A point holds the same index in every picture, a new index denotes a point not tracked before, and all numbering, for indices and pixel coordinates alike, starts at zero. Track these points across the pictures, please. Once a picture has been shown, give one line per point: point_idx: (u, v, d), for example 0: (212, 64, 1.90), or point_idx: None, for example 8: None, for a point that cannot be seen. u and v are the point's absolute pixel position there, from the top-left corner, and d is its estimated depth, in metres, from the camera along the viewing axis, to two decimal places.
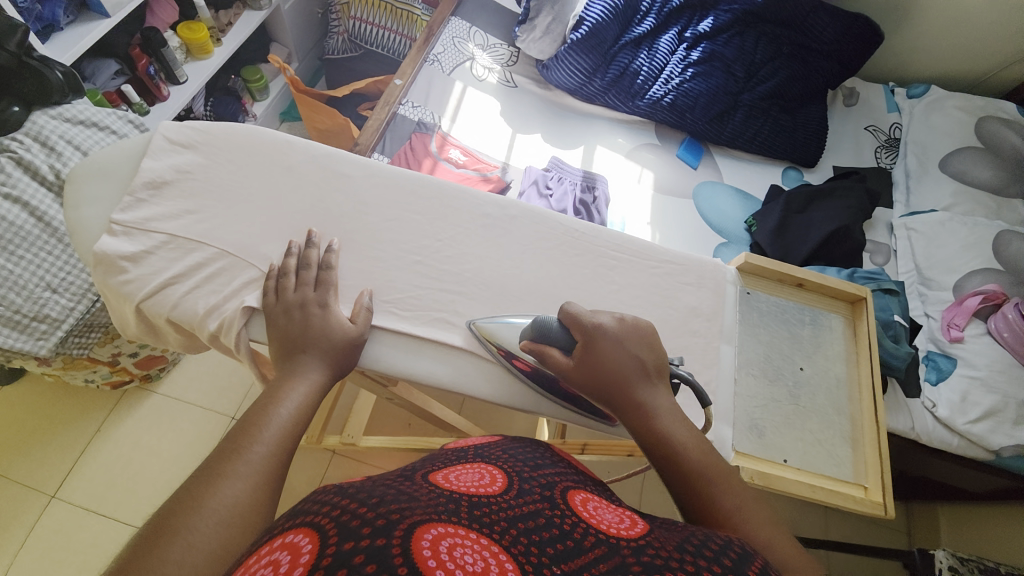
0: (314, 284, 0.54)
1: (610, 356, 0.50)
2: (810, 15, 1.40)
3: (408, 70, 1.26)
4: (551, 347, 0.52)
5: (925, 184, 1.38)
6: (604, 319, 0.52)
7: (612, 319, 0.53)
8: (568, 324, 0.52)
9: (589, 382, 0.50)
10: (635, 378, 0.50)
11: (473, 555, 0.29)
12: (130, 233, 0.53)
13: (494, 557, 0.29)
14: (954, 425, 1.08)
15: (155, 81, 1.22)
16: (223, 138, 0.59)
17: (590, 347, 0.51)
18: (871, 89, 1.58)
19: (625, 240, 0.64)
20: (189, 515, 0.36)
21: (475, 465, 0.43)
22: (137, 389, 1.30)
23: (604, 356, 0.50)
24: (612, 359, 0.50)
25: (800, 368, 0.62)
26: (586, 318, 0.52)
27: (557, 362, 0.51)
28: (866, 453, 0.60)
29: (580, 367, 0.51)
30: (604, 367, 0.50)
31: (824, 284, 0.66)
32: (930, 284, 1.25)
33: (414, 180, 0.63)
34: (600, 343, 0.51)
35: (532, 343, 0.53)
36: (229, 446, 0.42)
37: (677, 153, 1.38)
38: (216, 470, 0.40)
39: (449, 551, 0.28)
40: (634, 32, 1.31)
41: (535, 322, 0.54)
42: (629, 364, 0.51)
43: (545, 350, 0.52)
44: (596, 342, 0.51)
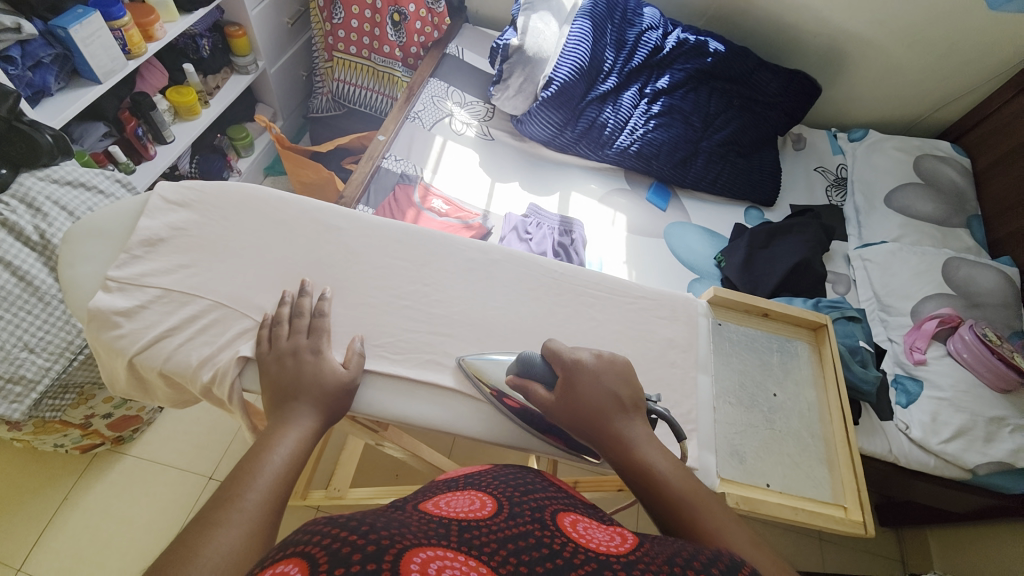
0: (306, 331, 0.55)
1: (590, 391, 0.53)
2: (755, 72, 1.53)
3: (390, 127, 1.34)
4: (533, 382, 0.54)
5: (874, 218, 1.50)
6: (584, 355, 0.56)
7: (591, 355, 0.56)
8: (550, 358, 0.56)
9: (571, 414, 0.53)
10: (614, 412, 0.53)
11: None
12: (125, 288, 0.54)
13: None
14: (928, 445, 1.12)
15: (142, 141, 1.26)
16: (218, 196, 0.62)
17: (571, 382, 0.54)
18: (816, 135, 1.73)
19: (600, 278, 0.68)
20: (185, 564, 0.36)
21: (465, 492, 0.49)
22: (107, 452, 1.24)
23: (584, 391, 0.53)
24: (591, 395, 0.53)
25: (773, 394, 0.66)
26: (565, 353, 0.56)
27: (540, 397, 0.54)
28: (843, 473, 0.62)
29: (561, 401, 0.53)
30: (584, 401, 0.53)
31: (788, 313, 0.70)
32: (890, 310, 1.33)
33: (401, 229, 0.66)
34: (581, 377, 0.54)
35: (517, 378, 0.56)
36: (222, 495, 0.42)
37: (646, 196, 1.47)
38: (211, 517, 0.40)
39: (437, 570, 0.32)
40: (599, 89, 1.42)
41: (519, 357, 0.57)
42: (607, 399, 0.53)
43: (528, 385, 0.55)
44: (576, 377, 0.54)
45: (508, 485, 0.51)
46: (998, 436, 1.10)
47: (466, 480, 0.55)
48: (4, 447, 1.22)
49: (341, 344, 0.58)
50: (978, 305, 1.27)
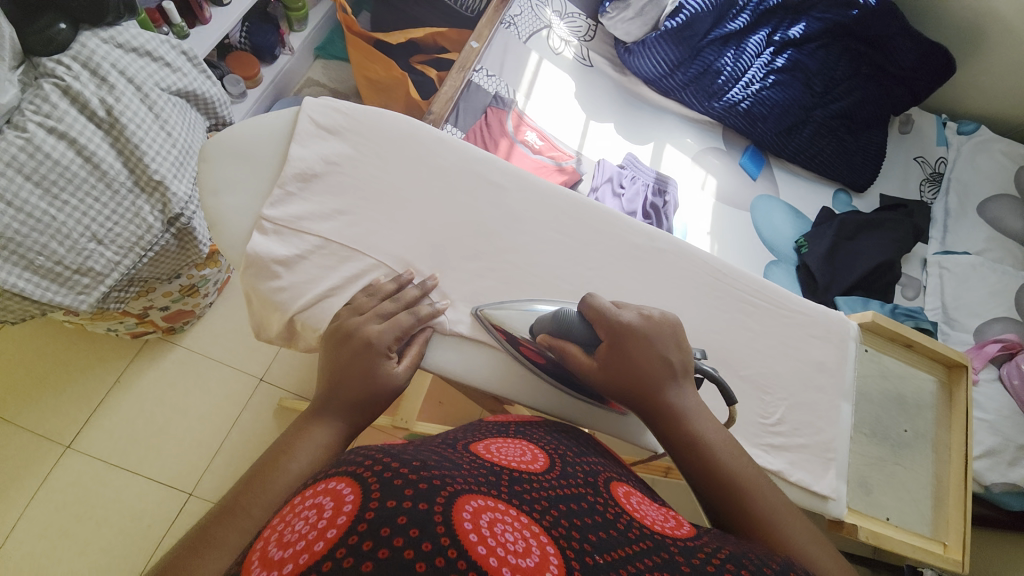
0: (383, 317, 0.46)
1: (636, 354, 0.47)
2: (897, 36, 1.34)
3: (485, 33, 1.16)
4: (570, 345, 0.48)
5: (962, 225, 1.42)
6: (630, 317, 0.48)
7: (640, 317, 0.48)
8: (590, 318, 0.48)
9: (615, 386, 0.47)
10: (662, 380, 0.47)
11: (513, 533, 0.32)
12: (280, 232, 0.47)
13: (534, 537, 0.32)
14: None
15: (200, 0, 1.07)
16: (372, 126, 0.52)
17: (618, 349, 0.47)
18: (925, 118, 1.58)
19: (763, 286, 0.63)
20: (203, 551, 0.33)
21: (517, 441, 0.46)
22: (159, 340, 1.22)
23: (630, 358, 0.47)
24: (637, 359, 0.47)
25: (903, 430, 0.65)
26: (611, 313, 0.48)
27: (577, 360, 0.47)
28: (948, 514, 0.64)
29: (602, 369, 0.47)
30: (632, 371, 0.46)
31: (934, 348, 0.68)
32: (954, 324, 1.32)
33: (565, 198, 0.58)
34: (627, 342, 0.47)
35: (550, 338, 0.49)
36: (232, 504, 0.36)
37: (739, 161, 1.35)
38: (235, 506, 0.36)
39: (490, 527, 0.31)
40: (726, 28, 1.24)
41: (556, 314, 0.50)
42: (654, 364, 0.47)
43: (564, 345, 0.48)
44: (624, 342, 0.47)
45: (559, 443, 0.48)
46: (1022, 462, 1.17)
47: (518, 429, 0.50)
48: (48, 320, 1.19)
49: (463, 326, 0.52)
50: None
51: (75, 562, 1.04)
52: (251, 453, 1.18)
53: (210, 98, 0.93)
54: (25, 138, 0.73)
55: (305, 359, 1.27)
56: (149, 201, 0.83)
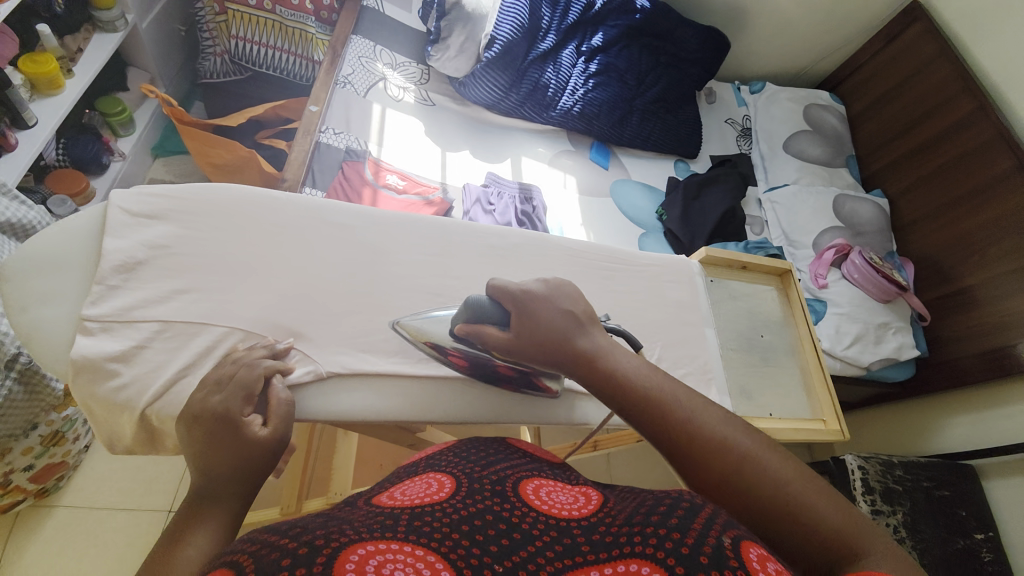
0: (241, 387, 0.46)
1: (541, 316, 0.52)
2: (677, 28, 1.60)
3: (322, 96, 1.19)
4: (486, 324, 0.53)
5: (777, 164, 1.69)
6: (530, 285, 0.54)
7: (538, 285, 0.54)
8: (497, 296, 0.54)
9: (532, 349, 0.52)
10: (572, 330, 0.52)
11: (403, 565, 0.32)
12: (110, 327, 0.47)
13: (424, 560, 0.33)
14: (835, 352, 1.35)
15: None
16: (197, 202, 0.53)
17: (523, 313, 0.53)
18: (723, 88, 1.87)
19: (612, 250, 0.71)
20: None
21: (423, 477, 0.48)
22: (28, 509, 1.04)
23: (537, 318, 0.52)
24: (543, 319, 0.52)
25: (762, 336, 0.77)
26: (511, 288, 0.54)
27: (492, 338, 0.53)
28: (820, 395, 0.75)
29: (517, 339, 0.53)
30: (542, 330, 0.52)
31: (761, 263, 0.80)
32: (796, 245, 1.55)
33: (412, 219, 0.63)
34: (531, 306, 0.53)
35: (467, 324, 0.55)
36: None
37: (590, 156, 1.51)
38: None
39: (376, 564, 0.31)
40: (539, 48, 1.38)
41: (467, 305, 0.56)
42: (561, 320, 0.52)
43: (480, 327, 0.54)
44: (529, 306, 0.53)
45: (466, 463, 0.51)
46: (885, 338, 1.37)
47: (426, 462, 0.54)
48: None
49: (337, 365, 0.54)
50: (862, 233, 1.53)
51: None
52: None
53: (29, 223, 0.85)
54: None
55: None
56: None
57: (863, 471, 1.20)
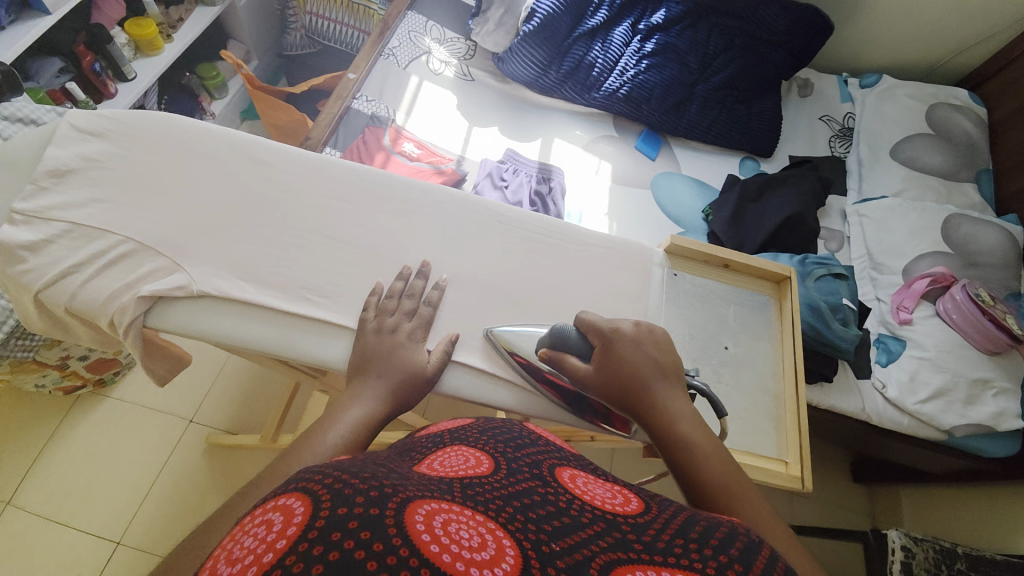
0: (133, 297, 0.50)
1: (626, 357, 0.51)
2: (761, 6, 1.41)
3: (361, 64, 1.26)
4: (569, 355, 0.53)
5: (876, 171, 1.39)
6: (622, 325, 0.53)
7: (630, 325, 0.53)
8: (585, 330, 0.54)
9: (605, 388, 0.51)
10: (653, 379, 0.49)
11: (468, 530, 0.28)
12: (30, 221, 0.51)
13: (490, 534, 0.28)
14: (904, 405, 1.08)
15: (100, 77, 1.19)
16: (136, 127, 0.58)
17: (607, 351, 0.51)
18: (825, 80, 1.59)
19: (552, 224, 0.65)
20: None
21: (457, 447, 0.40)
22: (90, 393, 1.27)
23: (618, 357, 0.51)
24: (629, 362, 0.50)
25: (725, 347, 0.64)
26: (601, 323, 0.54)
27: (575, 369, 0.52)
28: (788, 429, 0.61)
29: (597, 373, 0.51)
30: (621, 369, 0.50)
31: (748, 264, 0.67)
32: (881, 268, 1.25)
33: (338, 166, 0.62)
34: (616, 345, 0.51)
35: (551, 350, 0.54)
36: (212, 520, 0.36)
37: (636, 144, 1.38)
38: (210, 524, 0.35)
39: (444, 526, 0.27)
40: (587, 24, 1.32)
41: (553, 330, 0.56)
42: (644, 365, 0.50)
43: (563, 358, 0.54)
44: (612, 345, 0.51)
45: (499, 441, 0.42)
46: (981, 399, 1.05)
47: (453, 434, 0.43)
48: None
49: (211, 285, 0.53)
50: (977, 264, 1.19)
51: None
52: (181, 495, 1.18)
53: None
54: None
55: (234, 396, 1.30)
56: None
57: (906, 555, 0.96)
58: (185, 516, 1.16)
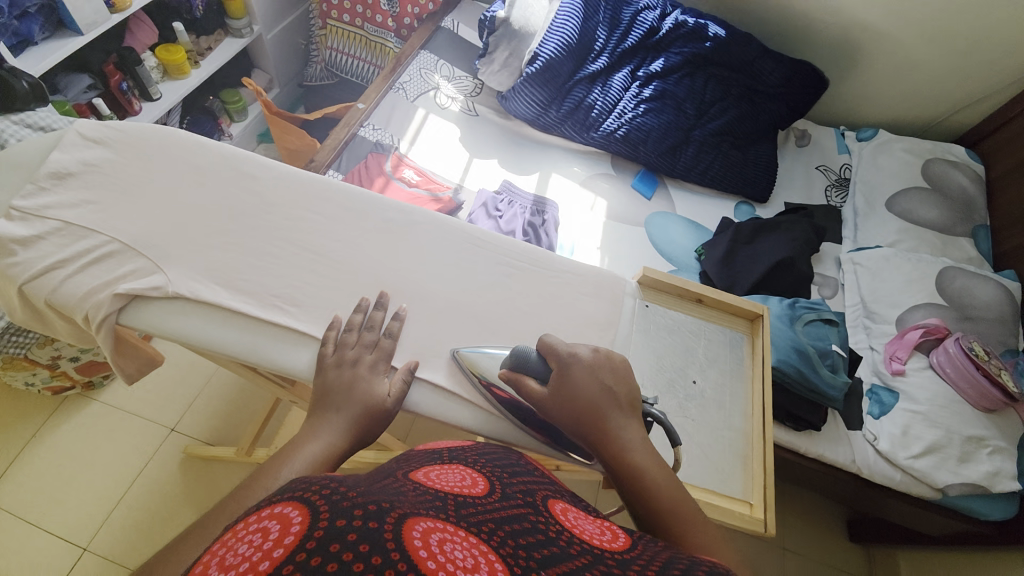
0: (111, 294, 0.52)
1: (583, 386, 0.52)
2: (758, 60, 1.46)
3: (371, 96, 1.33)
4: (528, 376, 0.54)
5: (871, 222, 1.40)
6: (578, 351, 0.54)
7: (587, 351, 0.55)
8: (545, 354, 0.55)
9: (563, 412, 0.52)
10: (610, 408, 0.52)
11: (462, 551, 0.28)
12: (26, 218, 0.54)
13: (484, 555, 0.28)
14: (896, 459, 1.05)
15: (127, 96, 1.28)
16: (135, 138, 0.61)
17: (563, 377, 0.53)
18: (822, 131, 1.61)
19: (526, 250, 0.66)
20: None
21: (455, 466, 0.42)
22: (79, 396, 1.28)
23: (575, 388, 0.52)
24: (585, 389, 0.52)
25: (693, 381, 0.64)
26: (561, 348, 0.55)
27: (533, 391, 0.53)
28: (755, 470, 0.60)
29: (554, 396, 0.52)
30: (577, 397, 0.51)
31: (720, 299, 0.68)
32: (874, 317, 1.24)
33: (322, 184, 0.65)
34: (573, 372, 0.53)
35: (510, 372, 0.55)
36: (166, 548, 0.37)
37: (632, 183, 1.42)
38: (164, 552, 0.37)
39: (440, 544, 0.27)
40: (588, 69, 1.38)
41: (514, 352, 0.56)
42: (599, 394, 0.52)
43: (522, 379, 0.54)
44: (569, 371, 0.53)
45: (496, 466, 0.44)
46: (975, 458, 1.02)
47: (451, 454, 0.46)
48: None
49: (186, 288, 0.55)
50: (971, 318, 1.17)
51: None
52: (152, 506, 1.16)
53: None
54: None
55: (218, 408, 1.30)
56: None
57: None
58: (153, 529, 1.14)
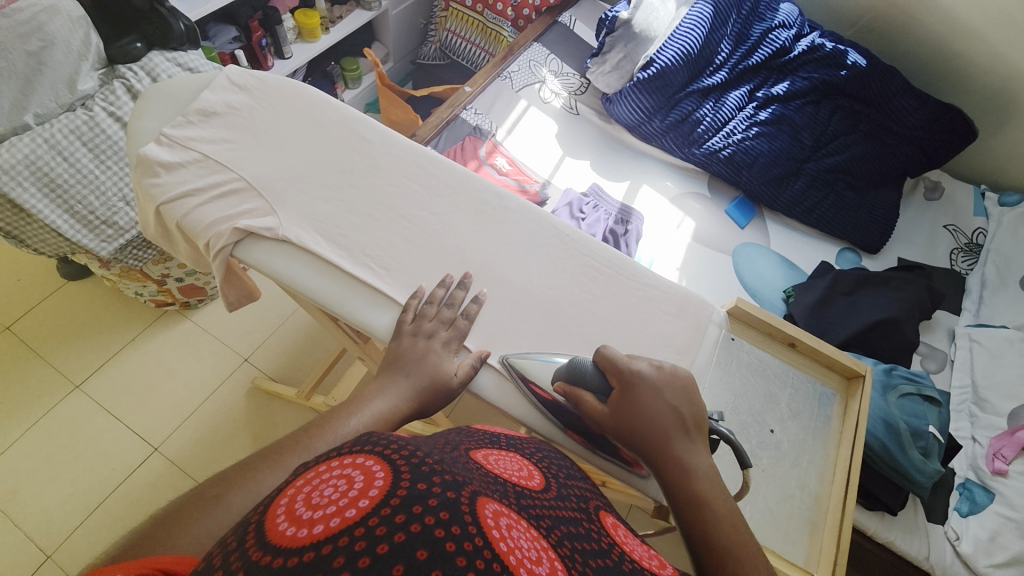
0: (231, 229, 0.56)
1: (647, 403, 0.51)
2: (898, 97, 1.32)
3: (479, 81, 1.36)
4: (585, 391, 0.52)
5: (1001, 298, 1.22)
6: (644, 365, 0.53)
7: (653, 367, 0.53)
8: (604, 367, 0.53)
9: (619, 428, 0.51)
10: (674, 435, 0.50)
11: (526, 540, 0.29)
12: (173, 145, 0.60)
13: (546, 551, 0.29)
14: (976, 566, 0.91)
15: (264, 52, 1.39)
16: (271, 88, 0.66)
17: (626, 396, 0.51)
18: (960, 186, 1.42)
19: (613, 256, 0.65)
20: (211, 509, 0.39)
21: (514, 456, 0.44)
22: (175, 313, 1.42)
23: (638, 405, 0.51)
24: (647, 406, 0.51)
25: (769, 431, 0.60)
26: (623, 361, 0.53)
27: (590, 406, 0.52)
28: (824, 541, 0.56)
29: (612, 413, 0.51)
30: (639, 416, 0.50)
31: (817, 349, 0.63)
32: (985, 406, 1.07)
33: (427, 157, 0.67)
34: (638, 388, 0.51)
35: (565, 385, 0.53)
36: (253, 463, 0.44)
37: (726, 209, 1.33)
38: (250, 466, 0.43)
39: (507, 528, 0.29)
40: (703, 82, 1.31)
41: (571, 362, 0.54)
42: (664, 415, 0.50)
43: (578, 393, 0.53)
44: (632, 391, 0.51)
45: (554, 465, 0.47)
46: None
47: (509, 441, 0.49)
48: (89, 279, 1.42)
49: (293, 233, 0.58)
50: None
51: (48, 485, 1.17)
52: (216, 424, 1.28)
53: None
54: (89, 117, 0.97)
55: (286, 349, 1.40)
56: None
57: None
58: (212, 443, 1.26)
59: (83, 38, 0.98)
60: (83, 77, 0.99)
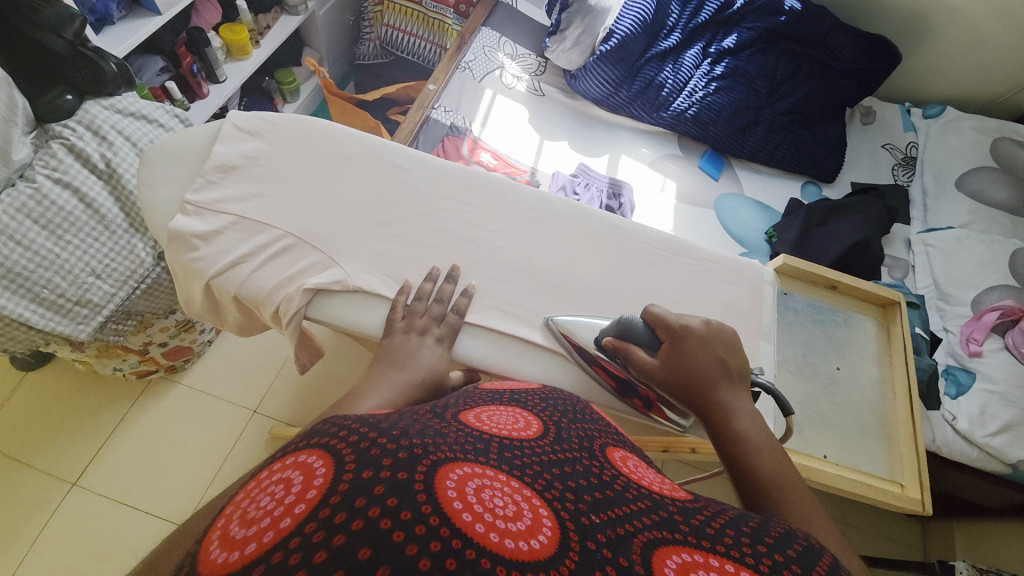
0: (300, 292, 0.54)
1: (695, 353, 0.52)
2: (830, 35, 1.43)
3: (441, 76, 1.31)
4: (635, 345, 0.54)
5: (942, 203, 1.37)
6: (692, 321, 0.54)
7: (699, 322, 0.54)
8: (653, 324, 0.55)
9: (672, 380, 0.52)
10: (720, 380, 0.51)
11: (502, 498, 0.29)
12: (201, 213, 0.55)
13: (526, 502, 0.29)
14: (974, 438, 1.05)
15: (197, 79, 1.27)
16: (288, 130, 0.62)
17: (678, 344, 0.53)
18: (887, 107, 1.58)
19: (667, 237, 0.67)
20: None
21: (509, 408, 0.43)
22: (163, 379, 1.30)
23: (688, 354, 0.52)
24: (698, 357, 0.52)
25: (835, 367, 0.68)
26: (670, 318, 0.55)
27: (641, 359, 0.53)
28: (902, 451, 0.65)
29: (665, 364, 0.53)
30: (689, 365, 0.51)
31: (857, 287, 0.71)
32: (949, 299, 1.23)
33: (464, 171, 0.65)
34: (687, 340, 0.53)
35: (617, 340, 0.55)
36: None
37: (699, 164, 1.39)
38: None
39: (477, 493, 0.28)
40: (660, 46, 1.35)
41: (619, 321, 0.56)
42: (710, 364, 0.51)
43: (627, 347, 0.55)
44: (684, 338, 0.53)
45: (557, 411, 0.46)
46: None
47: (513, 396, 0.48)
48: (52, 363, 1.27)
49: (362, 281, 0.56)
50: None
51: None
52: None
53: None
54: (35, 189, 0.85)
55: (297, 390, 1.33)
56: (116, 236, 0.90)
57: None
58: None
59: (7, 98, 0.84)
60: (15, 145, 0.86)
